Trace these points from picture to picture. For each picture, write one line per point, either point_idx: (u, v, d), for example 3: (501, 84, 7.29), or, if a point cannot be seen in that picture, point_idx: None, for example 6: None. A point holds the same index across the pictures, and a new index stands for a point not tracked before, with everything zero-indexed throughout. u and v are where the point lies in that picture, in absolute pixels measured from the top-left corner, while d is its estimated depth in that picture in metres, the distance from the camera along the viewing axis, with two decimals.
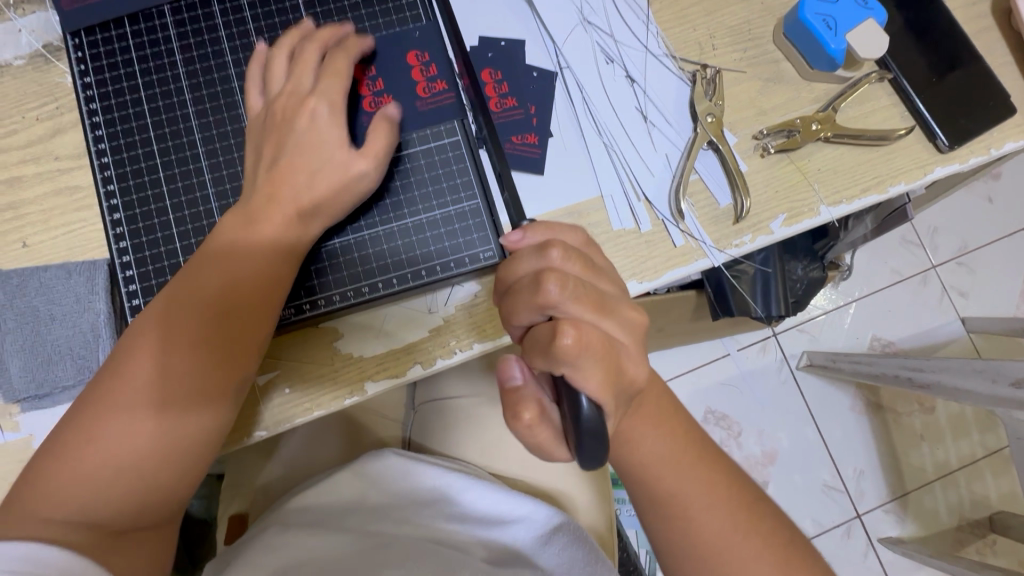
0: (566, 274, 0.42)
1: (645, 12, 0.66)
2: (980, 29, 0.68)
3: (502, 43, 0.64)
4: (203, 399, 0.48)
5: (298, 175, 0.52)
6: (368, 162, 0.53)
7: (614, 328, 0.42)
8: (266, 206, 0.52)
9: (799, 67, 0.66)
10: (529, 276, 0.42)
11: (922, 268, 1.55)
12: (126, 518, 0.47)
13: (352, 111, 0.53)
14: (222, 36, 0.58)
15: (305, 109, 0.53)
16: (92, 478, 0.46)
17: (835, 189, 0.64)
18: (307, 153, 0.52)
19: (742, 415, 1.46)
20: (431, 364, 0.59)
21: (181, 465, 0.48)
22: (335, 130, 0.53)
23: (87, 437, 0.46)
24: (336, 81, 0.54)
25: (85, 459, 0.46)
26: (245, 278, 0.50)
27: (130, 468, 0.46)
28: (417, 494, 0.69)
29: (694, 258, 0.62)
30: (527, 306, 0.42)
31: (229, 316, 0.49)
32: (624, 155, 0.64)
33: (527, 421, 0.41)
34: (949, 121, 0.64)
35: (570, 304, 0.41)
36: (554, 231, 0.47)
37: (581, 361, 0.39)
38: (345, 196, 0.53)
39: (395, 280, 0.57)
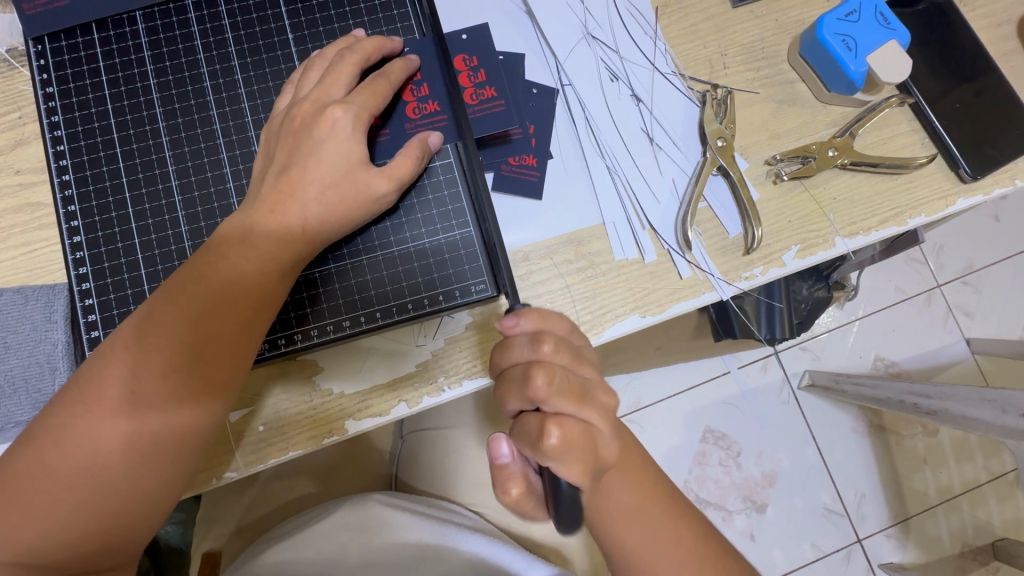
0: (554, 365, 0.38)
1: (653, 26, 0.62)
2: (1005, 51, 0.64)
3: (501, 57, 0.60)
4: (175, 426, 0.44)
5: (271, 199, 0.48)
6: (348, 186, 0.49)
7: (600, 420, 0.39)
8: (236, 232, 0.47)
9: (815, 88, 0.62)
10: (518, 365, 0.39)
11: (927, 288, 1.52)
12: (84, 559, 0.43)
13: (343, 125, 0.49)
14: (198, 46, 0.54)
15: (324, 119, 0.49)
16: (36, 533, 0.41)
17: (851, 219, 0.60)
18: (283, 175, 0.48)
19: (743, 437, 1.42)
20: (417, 402, 0.55)
21: (137, 516, 0.44)
22: (313, 151, 0.48)
23: (43, 468, 0.42)
24: (319, 97, 0.50)
25: (42, 493, 0.42)
26: (224, 294, 0.46)
27: (79, 521, 0.42)
28: (405, 550, 0.65)
29: (701, 291, 0.58)
30: (515, 397, 0.38)
31: (207, 335, 0.45)
32: (628, 179, 0.60)
33: (514, 495, 0.41)
34: (973, 149, 0.61)
35: (557, 399, 0.37)
36: (546, 313, 0.41)
37: (566, 462, 0.36)
38: (325, 223, 0.48)
39: (379, 314, 0.53)
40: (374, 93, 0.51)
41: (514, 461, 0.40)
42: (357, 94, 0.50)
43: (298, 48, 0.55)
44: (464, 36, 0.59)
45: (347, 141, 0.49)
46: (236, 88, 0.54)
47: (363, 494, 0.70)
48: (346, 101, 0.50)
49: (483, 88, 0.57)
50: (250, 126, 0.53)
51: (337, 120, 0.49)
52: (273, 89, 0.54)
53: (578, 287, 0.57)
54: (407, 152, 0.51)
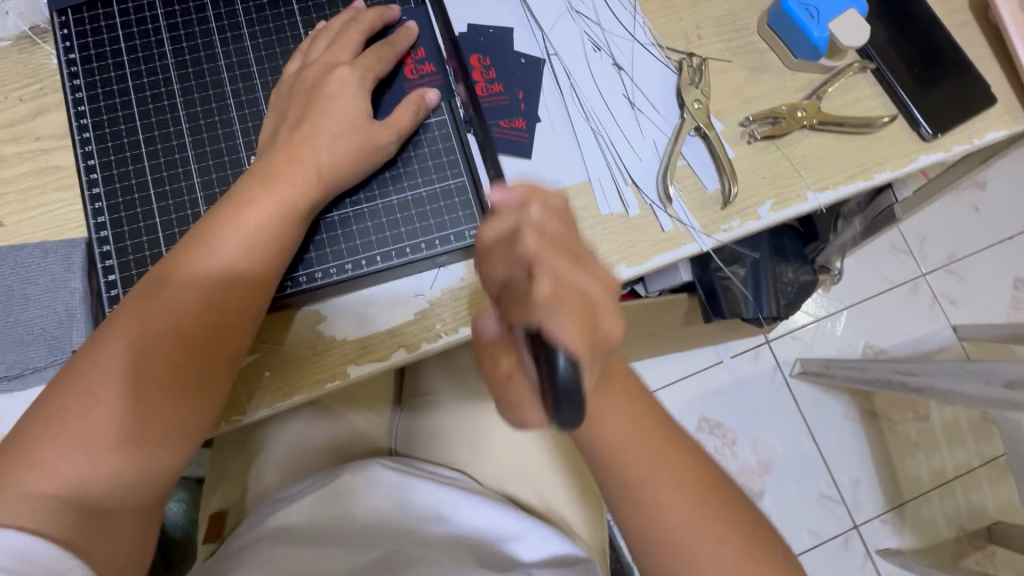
0: (544, 224, 0.37)
1: (632, 3, 0.67)
2: (960, 24, 0.69)
3: (491, 30, 0.64)
4: (184, 391, 0.47)
5: (286, 149, 0.51)
6: (354, 138, 0.53)
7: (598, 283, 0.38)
8: (253, 180, 0.51)
9: (782, 56, 0.67)
10: (506, 229, 0.37)
11: (911, 276, 1.56)
12: (118, 494, 0.45)
13: (350, 83, 0.54)
14: (210, 17, 0.58)
15: (333, 77, 0.53)
16: (70, 468, 0.43)
17: (821, 175, 0.64)
18: (296, 129, 0.52)
19: (736, 423, 1.45)
20: (416, 348, 0.58)
21: (166, 452, 0.47)
22: (323, 107, 0.52)
23: (83, 403, 0.44)
24: (328, 60, 0.55)
25: (79, 423, 0.44)
26: (229, 266, 0.49)
27: (111, 458, 0.44)
28: (409, 511, 0.67)
29: (682, 242, 0.62)
30: (505, 260, 0.36)
31: (214, 305, 0.48)
32: (612, 140, 0.64)
33: (505, 368, 0.37)
34: (932, 111, 0.65)
35: (549, 256, 0.34)
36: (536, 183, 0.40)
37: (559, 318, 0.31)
38: (335, 172, 0.52)
39: (380, 258, 0.56)
40: (380, 58, 0.56)
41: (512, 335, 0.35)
42: (363, 57, 0.55)
43: (303, 18, 0.59)
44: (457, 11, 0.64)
45: (355, 98, 0.54)
46: (245, 54, 0.58)
47: (367, 460, 0.73)
48: (353, 62, 0.55)
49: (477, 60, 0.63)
50: (259, 89, 0.57)
51: (344, 78, 0.54)
52: (280, 56, 0.58)
53: None
54: (407, 106, 0.56)
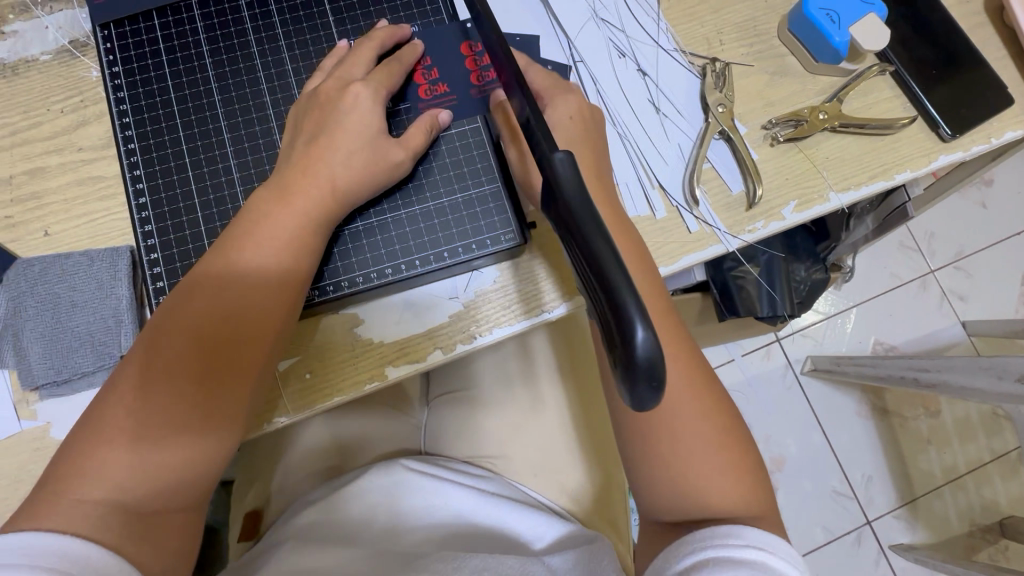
0: None
1: (655, 10, 0.69)
2: (976, 26, 0.71)
3: (518, 39, 0.66)
4: (207, 405, 0.48)
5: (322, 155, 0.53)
6: (367, 153, 0.54)
7: None
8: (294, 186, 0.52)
9: (803, 60, 0.68)
10: None
11: (921, 273, 1.58)
12: (160, 498, 0.46)
13: (364, 99, 0.55)
14: (248, 28, 0.59)
15: (347, 95, 0.55)
16: (115, 472, 0.45)
17: (843, 176, 0.66)
18: (312, 142, 0.54)
19: (749, 420, 1.46)
20: (452, 348, 0.60)
21: (204, 457, 0.48)
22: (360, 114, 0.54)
23: (119, 415, 0.46)
24: (343, 75, 0.56)
25: (121, 432, 0.46)
26: (246, 284, 0.50)
27: (153, 462, 0.46)
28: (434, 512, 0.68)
29: (709, 244, 0.63)
30: None
31: (232, 321, 0.49)
32: (638, 144, 0.65)
33: None
34: (950, 112, 0.67)
35: None
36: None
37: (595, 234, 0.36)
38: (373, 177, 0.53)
39: (418, 262, 0.58)
40: (390, 74, 0.57)
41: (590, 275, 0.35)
42: (376, 74, 0.57)
43: (338, 29, 0.61)
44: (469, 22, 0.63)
45: None
46: (283, 64, 0.59)
47: (391, 461, 0.74)
48: (366, 79, 0.56)
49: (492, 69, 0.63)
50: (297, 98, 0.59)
51: (360, 94, 0.55)
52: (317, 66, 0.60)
53: None
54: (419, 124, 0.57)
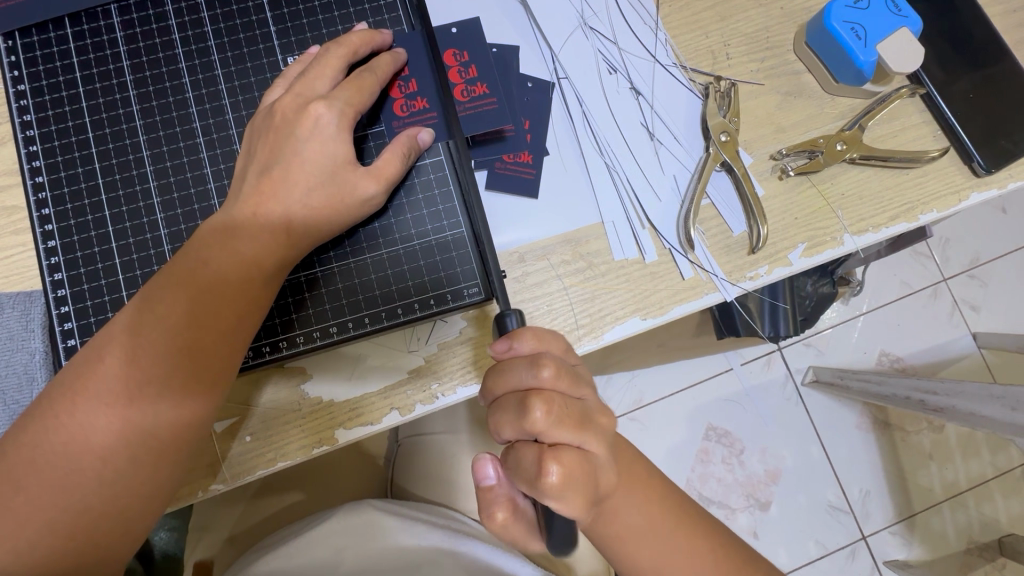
0: (553, 393, 0.36)
1: (654, 17, 0.60)
2: (1020, 38, 0.62)
3: (493, 49, 0.57)
4: (162, 422, 0.42)
5: (253, 200, 0.46)
6: (333, 189, 0.46)
7: (603, 444, 0.37)
8: (217, 236, 0.45)
9: (822, 79, 0.60)
10: (516, 395, 0.36)
11: (933, 282, 1.49)
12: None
13: (328, 123, 0.47)
14: (176, 41, 0.51)
15: (308, 116, 0.46)
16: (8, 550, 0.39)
17: (860, 215, 0.58)
18: (263, 175, 0.46)
19: (745, 434, 1.40)
20: (409, 410, 0.53)
21: (118, 531, 0.42)
22: (296, 150, 0.46)
23: (14, 485, 0.40)
24: (302, 91, 0.47)
25: (18, 493, 0.40)
26: (182, 320, 0.43)
27: (56, 538, 0.40)
28: (396, 554, 0.63)
29: (704, 292, 0.56)
30: (513, 427, 0.36)
31: (193, 328, 0.43)
32: (628, 177, 0.57)
33: (501, 520, 0.39)
34: (988, 141, 0.58)
35: (556, 429, 0.35)
36: (542, 333, 0.39)
37: (567, 497, 0.35)
38: (311, 226, 0.46)
39: (367, 320, 0.51)
40: (359, 89, 0.48)
41: (504, 484, 0.39)
42: (342, 89, 0.48)
43: (281, 43, 0.52)
44: (455, 30, 0.56)
45: (332, 139, 0.47)
46: (216, 84, 0.51)
47: (360, 501, 0.68)
48: (329, 96, 0.47)
49: (475, 84, 0.54)
50: (232, 124, 0.51)
51: (321, 117, 0.47)
52: (256, 85, 0.52)
53: (577, 289, 0.55)
54: (394, 150, 0.49)
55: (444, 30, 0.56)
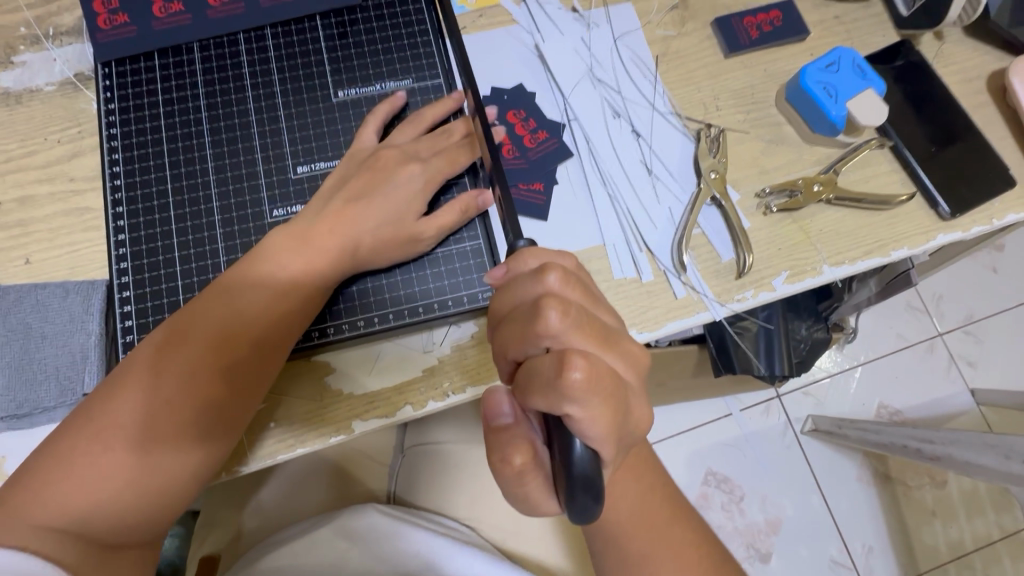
0: (567, 300, 0.37)
1: (653, 73, 0.69)
2: (978, 103, 0.70)
3: (514, 95, 0.66)
4: (201, 430, 0.49)
5: (328, 221, 0.55)
6: (393, 232, 0.56)
7: (621, 362, 0.38)
8: (289, 244, 0.54)
9: (801, 130, 0.68)
10: (527, 303, 0.38)
11: (928, 336, 1.53)
12: (117, 532, 0.46)
13: (414, 180, 0.57)
14: (246, 74, 0.60)
15: (402, 170, 0.57)
16: (81, 504, 0.45)
17: (838, 249, 0.64)
18: (347, 205, 0.55)
19: (745, 480, 1.40)
20: (422, 406, 0.58)
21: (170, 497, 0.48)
22: (383, 193, 0.56)
23: (93, 444, 0.46)
24: (405, 149, 0.58)
25: (93, 452, 0.46)
26: (248, 317, 0.51)
27: (120, 497, 0.46)
28: (400, 558, 0.63)
29: (695, 310, 0.61)
30: (525, 335, 0.37)
31: (236, 344, 0.50)
32: (628, 207, 0.64)
33: (517, 465, 0.35)
34: (950, 190, 0.65)
35: (571, 332, 0.36)
36: (551, 255, 0.42)
37: (590, 400, 0.33)
38: (373, 255, 0.56)
39: (392, 316, 0.58)
40: (449, 161, 0.58)
41: (522, 424, 0.36)
42: (437, 158, 0.58)
43: (335, 79, 0.61)
44: (506, 95, 0.66)
45: (411, 195, 0.57)
46: (277, 110, 0.60)
47: (361, 504, 0.70)
48: (425, 160, 0.58)
49: (536, 132, 0.65)
50: (286, 144, 0.59)
51: (411, 175, 0.57)
52: (309, 114, 0.60)
53: None
54: (454, 206, 0.57)
55: (496, 94, 0.66)
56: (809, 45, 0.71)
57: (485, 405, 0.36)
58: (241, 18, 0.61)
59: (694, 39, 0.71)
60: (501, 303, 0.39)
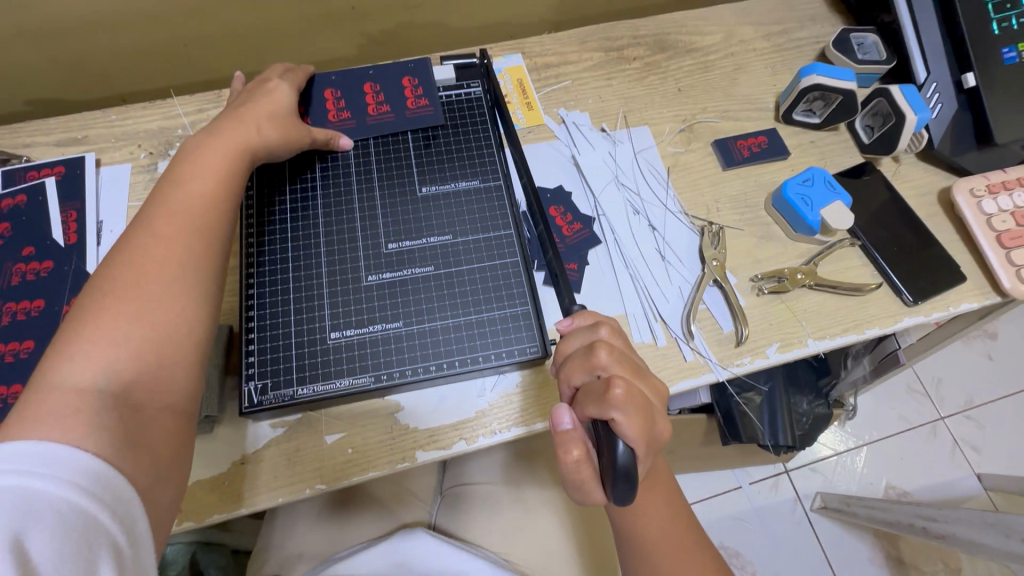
0: (612, 345, 0.53)
1: (665, 180, 0.87)
2: (932, 214, 0.86)
3: (557, 194, 0.84)
4: (203, 203, 0.59)
5: (233, 120, 0.67)
6: (281, 121, 0.70)
7: (651, 389, 0.53)
8: (206, 139, 0.64)
9: (786, 229, 0.84)
10: (582, 346, 0.54)
11: (931, 419, 1.60)
12: (154, 397, 0.50)
13: (282, 90, 0.74)
14: (352, 169, 0.78)
15: (273, 87, 0.73)
16: (100, 376, 0.47)
17: (820, 326, 0.78)
18: (236, 111, 0.68)
19: (756, 556, 1.43)
20: (474, 440, 0.70)
21: (186, 337, 0.53)
22: (259, 100, 0.71)
23: (87, 333, 0.49)
24: (261, 77, 0.76)
25: (92, 338, 0.49)
26: (188, 196, 0.59)
27: (138, 363, 0.49)
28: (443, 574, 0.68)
29: (702, 371, 0.74)
30: (582, 367, 0.52)
31: (188, 215, 0.57)
32: (646, 284, 0.79)
33: (574, 457, 0.49)
34: (912, 282, 0.80)
35: (615, 366, 0.51)
36: (598, 314, 0.58)
37: (629, 409, 0.47)
38: (280, 137, 0.70)
39: (457, 363, 0.69)
40: (296, 77, 0.78)
41: (579, 430, 0.51)
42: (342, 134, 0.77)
43: (420, 178, 0.79)
44: (549, 194, 0.84)
45: (281, 98, 0.73)
46: (374, 199, 0.77)
47: (412, 529, 0.76)
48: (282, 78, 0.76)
49: (573, 223, 0.82)
50: (380, 225, 0.75)
51: (278, 87, 0.74)
52: (399, 202, 0.77)
53: None
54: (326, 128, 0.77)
55: (543, 193, 0.84)
56: (791, 162, 0.89)
57: (552, 416, 0.51)
58: (351, 129, 0.80)
59: (699, 155, 0.89)
60: (564, 345, 0.55)
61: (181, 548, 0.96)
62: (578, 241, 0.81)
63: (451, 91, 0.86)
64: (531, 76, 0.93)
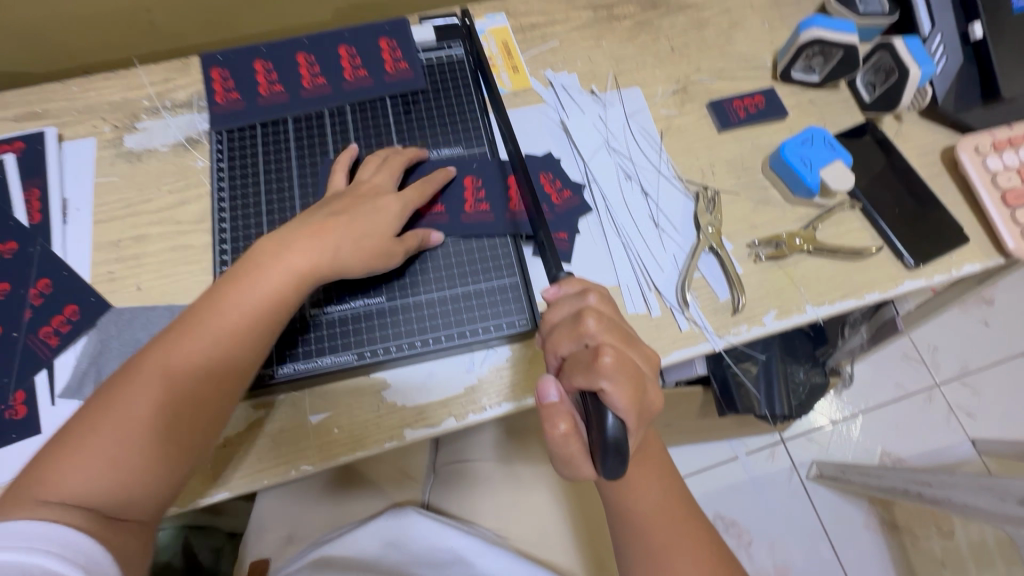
0: (601, 312, 0.51)
1: (658, 144, 0.83)
2: (935, 173, 0.83)
3: (543, 160, 0.80)
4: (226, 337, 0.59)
5: (310, 227, 0.63)
6: (368, 241, 0.64)
7: (642, 358, 0.50)
8: (270, 248, 0.62)
9: (784, 193, 0.81)
10: (569, 313, 0.51)
11: (926, 385, 1.60)
12: (119, 502, 0.53)
13: (381, 182, 0.69)
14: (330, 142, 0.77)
15: (380, 196, 0.67)
16: (86, 477, 0.52)
17: (819, 292, 0.75)
18: (326, 219, 0.64)
19: (753, 525, 1.44)
20: (464, 416, 0.67)
21: (156, 481, 0.55)
22: (362, 208, 0.65)
23: (97, 426, 0.54)
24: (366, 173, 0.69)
25: (99, 433, 0.54)
26: (228, 315, 0.59)
27: (118, 472, 0.53)
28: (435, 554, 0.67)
29: (697, 341, 0.72)
30: (569, 337, 0.50)
31: (220, 341, 0.59)
32: (639, 253, 0.76)
33: (562, 430, 0.49)
34: (913, 245, 0.77)
35: (604, 334, 0.49)
36: (588, 281, 0.56)
37: (616, 379, 0.45)
38: (349, 262, 0.64)
39: (443, 337, 0.68)
40: (379, 159, 0.71)
41: (567, 402, 0.49)
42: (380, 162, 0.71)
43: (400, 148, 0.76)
44: (536, 161, 0.80)
45: (389, 202, 0.67)
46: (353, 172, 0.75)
47: (402, 507, 0.74)
48: (377, 168, 0.69)
49: (562, 190, 0.78)
50: None
51: (380, 187, 0.68)
52: None
53: None
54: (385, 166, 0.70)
55: (530, 160, 0.80)
56: (789, 123, 0.86)
57: (538, 388, 0.50)
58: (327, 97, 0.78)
59: (693, 117, 0.85)
60: (551, 313, 0.53)
61: (171, 533, 0.97)
62: (568, 207, 0.77)
63: (432, 53, 0.82)
64: (516, 36, 0.88)
